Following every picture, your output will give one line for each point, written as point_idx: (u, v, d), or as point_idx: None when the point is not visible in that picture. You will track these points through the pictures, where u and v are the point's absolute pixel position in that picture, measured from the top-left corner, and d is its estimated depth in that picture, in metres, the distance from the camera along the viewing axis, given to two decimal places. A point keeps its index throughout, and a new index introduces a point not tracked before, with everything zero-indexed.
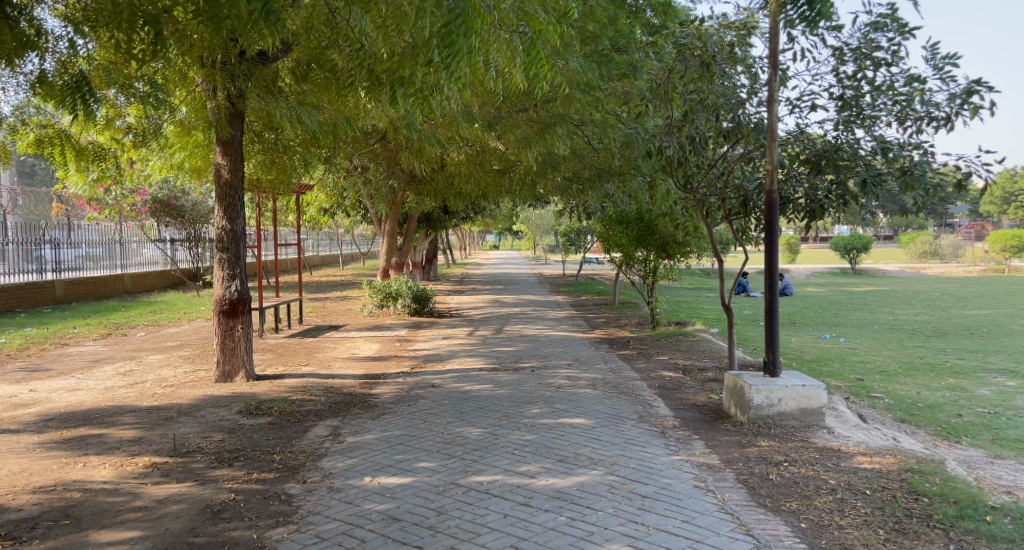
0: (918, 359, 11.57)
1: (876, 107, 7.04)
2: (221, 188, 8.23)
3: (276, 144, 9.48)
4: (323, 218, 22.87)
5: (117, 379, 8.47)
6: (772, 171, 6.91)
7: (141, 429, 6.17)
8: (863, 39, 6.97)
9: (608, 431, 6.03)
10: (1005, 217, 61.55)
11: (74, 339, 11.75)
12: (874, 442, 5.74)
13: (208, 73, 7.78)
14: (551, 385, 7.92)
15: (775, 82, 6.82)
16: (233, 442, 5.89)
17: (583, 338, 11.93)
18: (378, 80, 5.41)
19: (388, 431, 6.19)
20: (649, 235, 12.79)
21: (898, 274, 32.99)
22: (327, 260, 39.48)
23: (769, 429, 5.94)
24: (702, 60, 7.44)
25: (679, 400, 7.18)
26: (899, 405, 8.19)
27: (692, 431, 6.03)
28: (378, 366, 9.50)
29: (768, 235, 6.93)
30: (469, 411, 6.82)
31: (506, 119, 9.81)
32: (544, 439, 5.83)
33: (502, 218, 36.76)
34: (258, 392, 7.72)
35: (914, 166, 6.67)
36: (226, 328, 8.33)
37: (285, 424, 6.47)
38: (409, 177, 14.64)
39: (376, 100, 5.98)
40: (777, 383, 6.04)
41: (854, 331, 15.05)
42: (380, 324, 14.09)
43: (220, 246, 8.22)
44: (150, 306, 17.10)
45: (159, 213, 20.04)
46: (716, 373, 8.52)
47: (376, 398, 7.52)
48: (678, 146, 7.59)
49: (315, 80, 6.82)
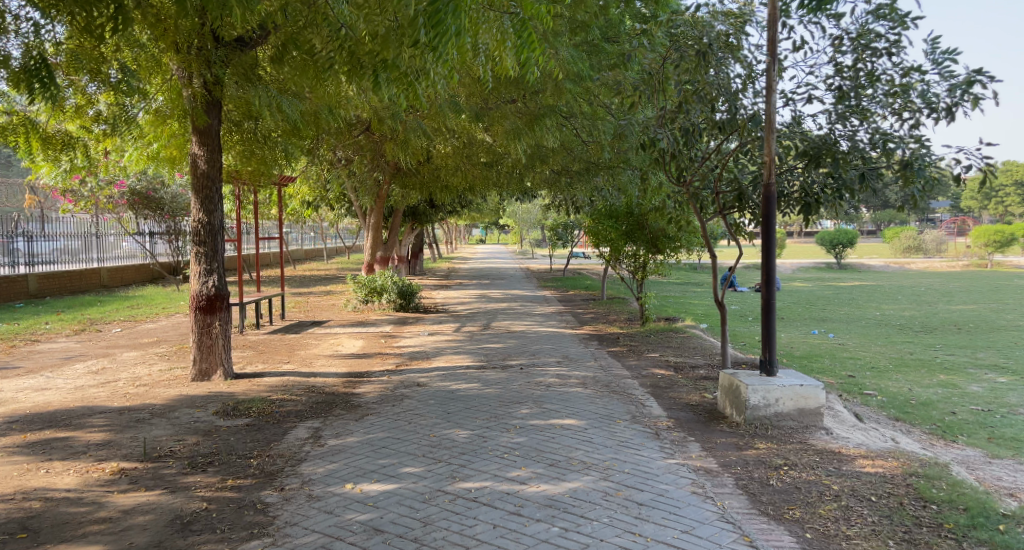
0: (908, 355, 11.46)
1: (874, 99, 6.85)
2: (198, 180, 7.92)
3: (256, 133, 9.19)
4: (305, 212, 22.47)
5: (88, 378, 8.16)
6: (770, 163, 6.70)
7: (111, 431, 5.88)
8: (862, 28, 6.78)
9: (600, 433, 5.81)
10: (986, 213, 62.07)
11: (46, 336, 11.37)
12: (874, 443, 5.56)
13: (183, 59, 7.49)
14: (541, 385, 7.70)
15: (774, 71, 6.62)
16: (209, 445, 5.61)
17: (572, 335, 11.70)
18: (359, 64, 5.16)
19: (371, 433, 5.94)
20: (639, 230, 12.61)
21: (883, 269, 33.01)
22: (310, 254, 39.10)
23: (766, 431, 5.74)
24: (698, 49, 7.25)
25: (672, 399, 6.98)
26: (893, 403, 8.04)
27: (688, 432, 5.82)
28: (361, 363, 9.22)
29: (764, 229, 6.71)
30: (456, 412, 6.58)
31: (494, 110, 9.69)
32: (534, 441, 5.60)
33: (488, 211, 36.43)
34: (236, 391, 7.43)
35: (913, 159, 6.48)
36: (203, 325, 8.02)
37: (263, 426, 6.21)
38: (395, 170, 14.31)
39: (359, 83, 5.73)
40: (774, 382, 5.84)
41: (843, 327, 14.95)
42: (364, 320, 13.80)
43: (197, 239, 7.92)
44: (127, 301, 16.70)
45: (137, 205, 19.73)
46: (708, 371, 8.33)
47: (359, 398, 7.26)
48: (672, 139, 7.38)
49: (293, 65, 6.52)
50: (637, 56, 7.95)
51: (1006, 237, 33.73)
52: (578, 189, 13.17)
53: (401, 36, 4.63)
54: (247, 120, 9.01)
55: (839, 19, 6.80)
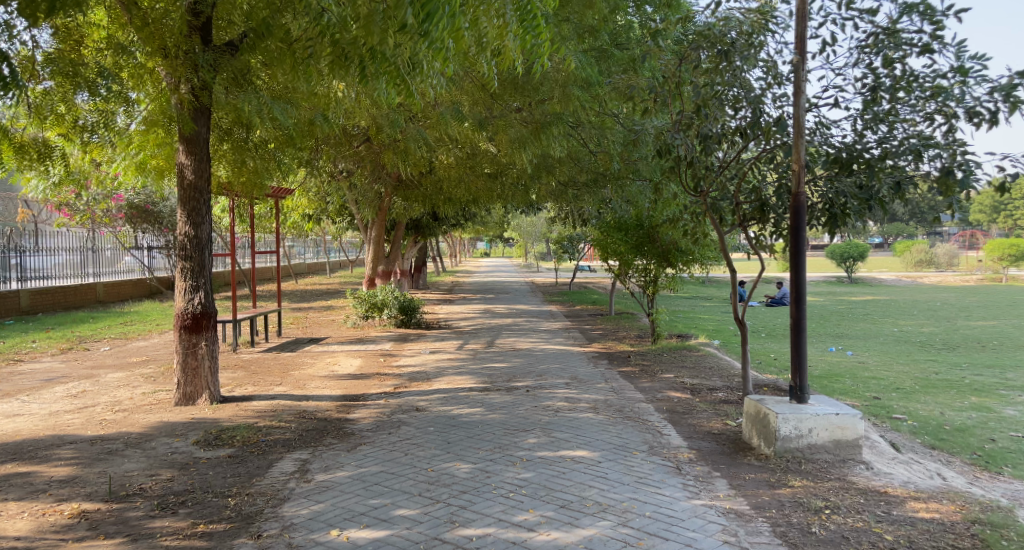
0: (933, 375, 10.82)
1: (907, 102, 6.26)
2: (185, 191, 7.43)
3: (246, 142, 8.61)
4: (307, 225, 21.99)
5: (65, 402, 7.64)
6: (799, 171, 6.17)
7: (78, 465, 5.37)
8: (894, 26, 6.23)
9: (616, 467, 5.26)
10: (994, 227, 61.41)
11: (30, 355, 10.89)
12: (921, 480, 4.98)
13: (170, 64, 7.06)
14: (548, 410, 7.14)
15: (802, 72, 6.11)
16: (184, 482, 5.09)
17: (580, 353, 11.14)
18: (345, 57, 4.83)
19: (364, 467, 5.40)
20: (649, 244, 12.00)
21: (895, 284, 32.33)
22: (313, 269, 38.62)
23: (799, 464, 5.18)
24: (719, 47, 6.81)
25: (692, 427, 6.42)
26: (925, 429, 7.44)
27: (712, 467, 5.27)
28: (357, 385, 8.67)
29: (793, 241, 6.14)
30: (457, 441, 6.04)
31: (498, 119, 9.07)
32: (543, 477, 5.04)
33: (492, 225, 35.91)
34: (221, 418, 6.90)
35: (954, 166, 5.88)
36: (188, 345, 7.51)
37: (247, 458, 5.68)
38: (396, 182, 13.87)
39: (353, 72, 5.38)
40: (806, 412, 5.30)
41: (861, 344, 14.33)
42: (364, 337, 13.27)
43: (183, 254, 7.42)
44: (122, 317, 16.25)
45: (134, 219, 19.38)
46: (727, 395, 7.77)
47: (353, 425, 6.72)
48: (687, 145, 6.87)
49: (269, 56, 6.38)
50: (651, 56, 7.51)
51: (1020, 250, 33.06)
52: (585, 201, 12.70)
53: (387, 21, 4.28)
54: (238, 127, 8.53)
55: (872, 15, 6.26)
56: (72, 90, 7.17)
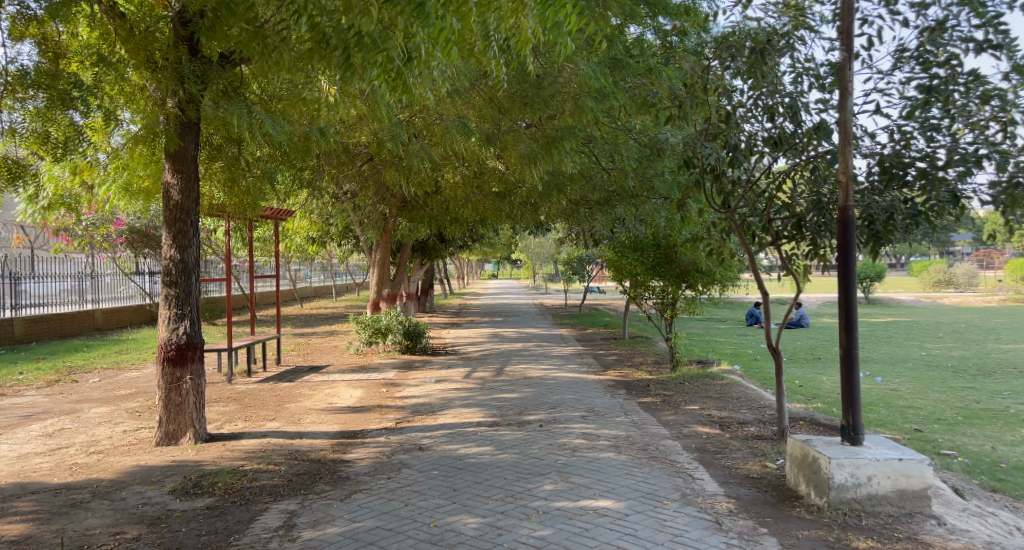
0: (974, 404, 10.04)
1: (963, 105, 5.61)
2: (170, 212, 6.82)
3: (238, 159, 7.94)
4: (312, 248, 21.44)
5: (39, 443, 7.01)
6: (846, 183, 5.49)
7: (34, 521, 4.73)
8: (948, 23, 5.60)
9: (648, 521, 4.58)
10: (1010, 246, 60.19)
11: (15, 388, 10.27)
12: (1005, 539, 4.30)
13: (155, 76, 6.44)
14: (565, 449, 6.46)
15: (847, 71, 5.50)
16: (150, 542, 4.44)
17: (595, 382, 10.42)
18: (325, 44, 4.40)
19: (358, 521, 4.74)
20: (666, 264, 11.32)
21: (915, 304, 31.19)
22: (316, 291, 38.15)
23: (859, 519, 4.50)
24: (755, 47, 6.17)
25: (727, 470, 5.74)
26: (980, 467, 6.69)
27: (757, 521, 4.59)
28: (357, 420, 8.01)
29: (841, 260, 5.43)
30: (464, 488, 5.38)
31: (507, 133, 8.46)
32: (562, 536, 4.37)
33: (499, 246, 35.24)
34: (204, 460, 6.25)
35: (1017, 176, 5.23)
36: (172, 380, 6.87)
37: (227, 510, 5.03)
38: (401, 202, 13.34)
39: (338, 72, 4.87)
40: (864, 457, 4.62)
41: (889, 369, 13.52)
42: (366, 365, 12.60)
43: (167, 280, 6.80)
44: (117, 345, 15.62)
45: (135, 243, 18.82)
46: (760, 431, 7.06)
47: (349, 468, 6.07)
48: (717, 155, 6.09)
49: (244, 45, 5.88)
50: (671, 62, 6.95)
51: None
52: (597, 220, 12.03)
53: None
54: (230, 143, 7.91)
55: (921, 9, 5.65)
56: (61, 112, 6.51)
